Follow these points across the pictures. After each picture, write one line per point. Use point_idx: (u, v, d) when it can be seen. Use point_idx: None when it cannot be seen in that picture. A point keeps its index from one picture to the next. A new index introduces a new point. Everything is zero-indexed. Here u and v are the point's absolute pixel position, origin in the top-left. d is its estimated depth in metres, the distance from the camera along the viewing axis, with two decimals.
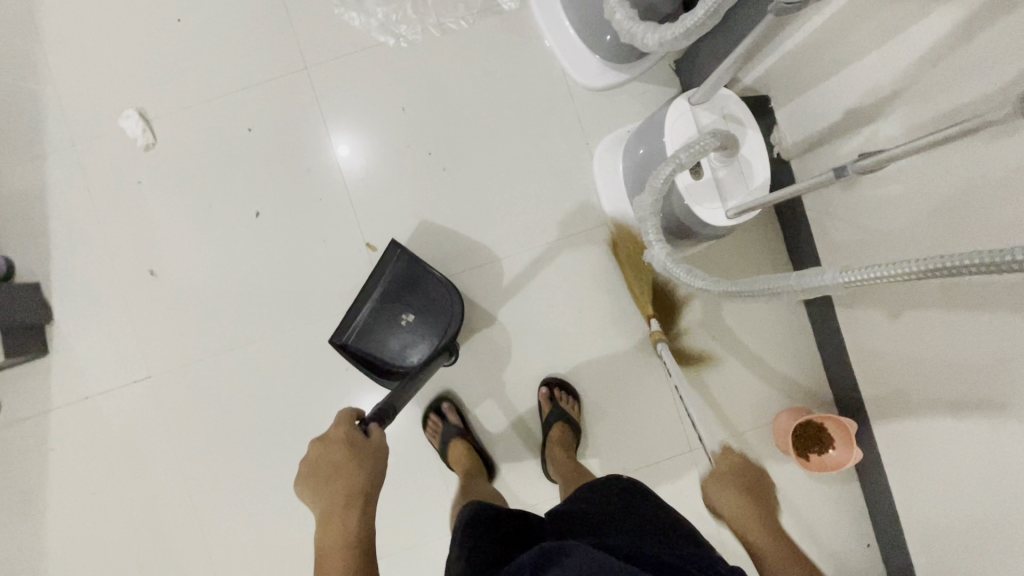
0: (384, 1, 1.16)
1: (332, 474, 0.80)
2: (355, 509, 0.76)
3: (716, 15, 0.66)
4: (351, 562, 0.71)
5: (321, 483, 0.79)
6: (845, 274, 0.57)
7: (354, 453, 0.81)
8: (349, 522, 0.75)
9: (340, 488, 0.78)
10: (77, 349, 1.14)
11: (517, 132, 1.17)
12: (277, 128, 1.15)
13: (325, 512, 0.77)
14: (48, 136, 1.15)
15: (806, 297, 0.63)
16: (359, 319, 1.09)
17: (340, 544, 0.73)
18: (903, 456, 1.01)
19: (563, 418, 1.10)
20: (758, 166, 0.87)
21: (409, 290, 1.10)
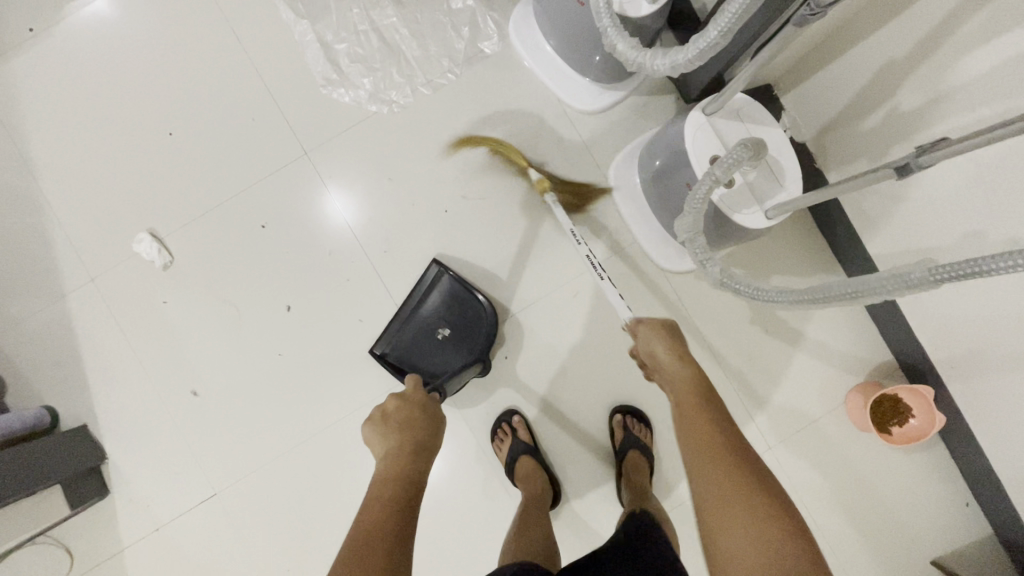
0: (369, 71, 1.15)
1: (400, 423, 0.82)
2: (417, 458, 0.77)
3: (731, 32, 0.66)
4: (405, 491, 0.71)
5: (390, 430, 0.81)
6: (933, 270, 0.54)
7: (425, 415, 0.85)
8: (410, 464, 0.76)
9: (409, 436, 0.80)
10: (137, 482, 1.12)
11: (526, 170, 1.16)
12: (291, 218, 1.14)
13: (389, 450, 0.78)
14: (66, 277, 1.14)
15: (892, 297, 0.60)
16: (399, 332, 1.10)
17: (399, 475, 0.74)
18: (987, 414, 0.98)
19: (637, 447, 1.07)
20: (787, 162, 0.87)
21: (448, 306, 1.11)
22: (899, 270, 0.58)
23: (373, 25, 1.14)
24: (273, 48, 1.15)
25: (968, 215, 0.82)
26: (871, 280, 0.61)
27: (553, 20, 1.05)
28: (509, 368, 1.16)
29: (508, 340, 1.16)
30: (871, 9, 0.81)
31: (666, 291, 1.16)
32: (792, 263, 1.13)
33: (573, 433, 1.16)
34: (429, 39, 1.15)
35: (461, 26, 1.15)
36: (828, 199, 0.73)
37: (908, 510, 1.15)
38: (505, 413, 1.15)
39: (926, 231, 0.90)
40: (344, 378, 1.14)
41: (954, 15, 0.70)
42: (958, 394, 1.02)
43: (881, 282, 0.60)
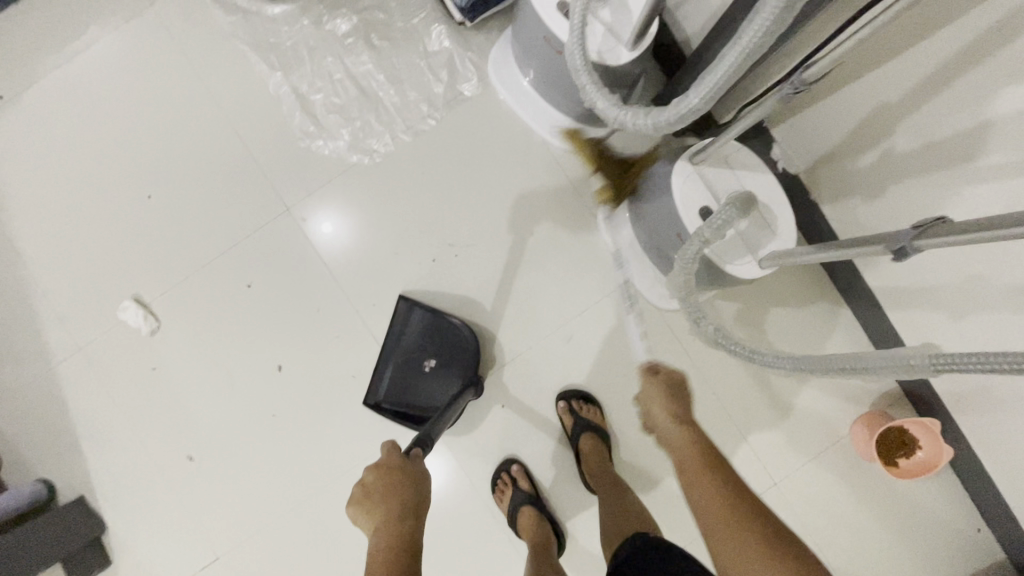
0: (347, 121, 1.12)
1: (382, 490, 0.79)
2: (407, 525, 0.75)
3: (713, 99, 0.62)
4: (398, 566, 0.69)
5: (375, 502, 0.78)
6: (934, 359, 0.52)
7: (406, 473, 0.82)
8: (400, 530, 0.74)
9: (394, 499, 0.78)
10: (138, 552, 1.11)
11: (515, 212, 1.13)
12: (276, 276, 1.12)
13: (378, 526, 0.75)
14: (54, 347, 1.12)
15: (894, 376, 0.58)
16: (387, 376, 1.11)
17: (389, 548, 0.71)
18: (997, 447, 0.97)
19: (590, 428, 1.06)
20: (780, 209, 0.84)
21: (427, 337, 1.11)
22: (900, 353, 0.55)
23: (348, 72, 1.11)
24: (247, 102, 1.12)
25: (973, 257, 0.79)
26: (872, 356, 0.59)
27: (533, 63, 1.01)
28: (506, 416, 1.13)
29: (505, 388, 1.13)
30: (863, 51, 0.77)
31: (662, 330, 1.14)
32: (790, 295, 1.11)
33: (575, 479, 1.14)
34: (407, 83, 1.12)
35: (440, 69, 1.12)
36: (827, 258, 0.70)
37: (920, 537, 1.12)
38: (505, 462, 1.12)
39: (928, 269, 0.87)
40: (342, 435, 1.12)
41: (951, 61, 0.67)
42: (966, 426, 1.00)
43: (882, 363, 0.58)
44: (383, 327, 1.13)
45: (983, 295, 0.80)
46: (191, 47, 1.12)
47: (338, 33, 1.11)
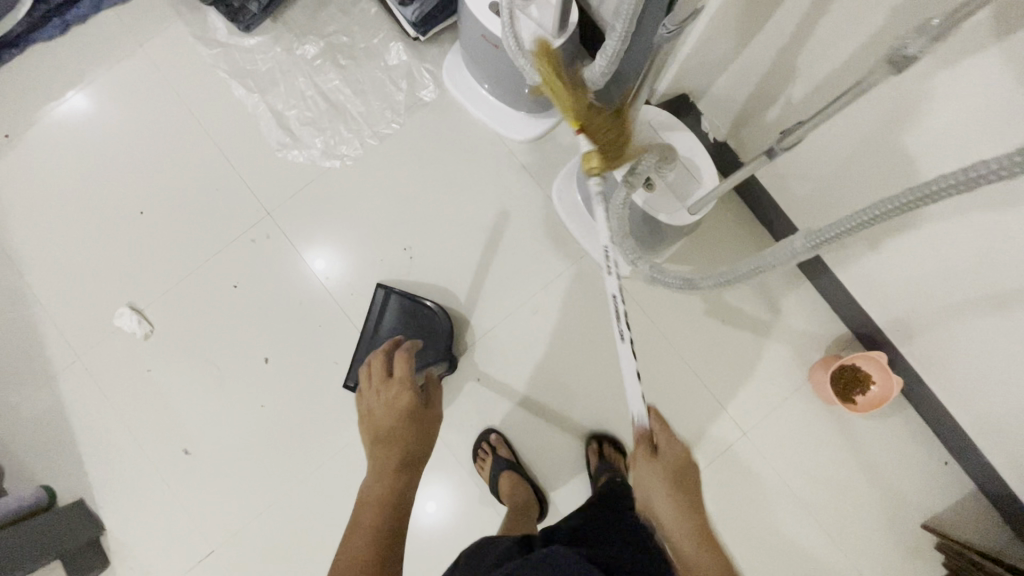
0: (319, 131, 1.24)
1: (389, 434, 0.77)
2: (405, 474, 0.74)
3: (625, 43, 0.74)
4: (385, 521, 0.68)
5: (382, 441, 0.77)
6: (811, 237, 0.62)
7: (415, 419, 0.79)
8: (395, 485, 0.72)
9: (397, 447, 0.75)
10: (138, 549, 1.14)
11: (476, 198, 1.23)
12: (259, 275, 1.21)
13: (376, 468, 0.74)
14: (54, 358, 1.20)
15: (787, 268, 0.68)
16: (364, 360, 1.16)
17: (382, 500, 0.70)
18: (939, 369, 1.03)
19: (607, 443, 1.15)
20: (702, 160, 0.94)
21: (402, 322, 1.18)
22: (784, 244, 0.65)
23: (318, 90, 1.25)
24: (229, 122, 1.24)
25: (872, 185, 0.88)
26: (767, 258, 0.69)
27: (479, 65, 1.15)
28: (482, 390, 1.19)
29: (479, 363, 1.20)
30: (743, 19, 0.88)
31: (623, 296, 1.21)
32: (734, 253, 1.19)
33: (554, 444, 1.19)
34: (371, 94, 1.25)
35: (400, 80, 1.25)
36: (741, 183, 0.78)
37: (889, 475, 1.17)
38: (483, 433, 1.17)
39: (843, 205, 0.97)
40: (327, 420, 1.18)
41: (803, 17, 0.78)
42: (910, 355, 1.07)
43: (774, 256, 0.67)
44: (362, 314, 1.20)
45: (887, 219, 0.89)
46: (177, 79, 1.26)
47: (308, 58, 1.25)
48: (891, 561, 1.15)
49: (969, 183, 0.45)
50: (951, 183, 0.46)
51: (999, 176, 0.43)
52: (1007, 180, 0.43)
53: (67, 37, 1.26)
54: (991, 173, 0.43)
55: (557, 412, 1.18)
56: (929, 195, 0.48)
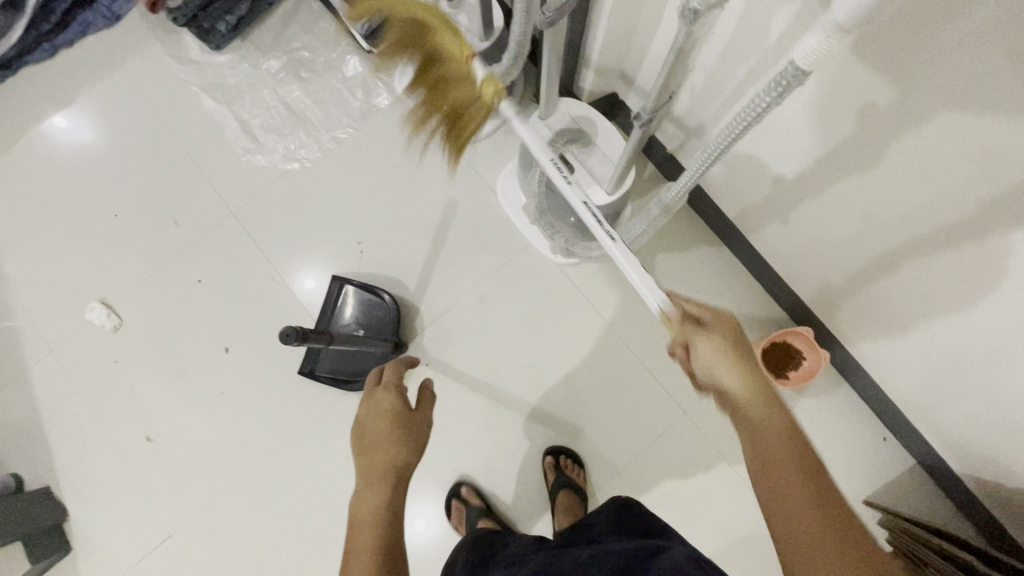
0: (281, 137, 1.34)
1: (375, 442, 0.78)
2: (395, 483, 0.73)
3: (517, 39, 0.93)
4: (383, 536, 0.69)
5: (369, 449, 0.77)
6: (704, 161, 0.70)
7: (400, 424, 0.80)
8: (386, 495, 0.72)
9: (384, 455, 0.76)
10: (101, 534, 1.19)
11: (425, 194, 1.31)
12: (222, 270, 1.28)
13: (364, 480, 0.74)
14: (26, 350, 1.26)
15: (697, 183, 0.77)
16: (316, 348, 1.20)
17: (372, 512, 0.71)
18: (861, 342, 1.07)
19: (569, 454, 1.19)
20: (617, 146, 1.02)
21: (355, 310, 1.22)
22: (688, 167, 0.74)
23: (281, 100, 1.36)
24: (198, 131, 1.35)
25: (770, 164, 0.94)
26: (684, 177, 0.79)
27: (423, 72, 1.24)
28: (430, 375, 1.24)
29: (428, 349, 1.25)
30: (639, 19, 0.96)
31: (564, 283, 1.27)
32: (668, 241, 1.26)
33: (500, 427, 1.23)
34: (330, 103, 1.35)
35: (356, 89, 1.35)
36: (636, 146, 0.87)
37: (828, 452, 1.19)
38: (454, 486, 1.20)
39: (752, 187, 1.02)
40: (283, 405, 1.23)
41: (676, 11, 0.86)
42: (835, 329, 1.11)
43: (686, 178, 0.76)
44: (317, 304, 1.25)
45: (786, 194, 0.96)
46: (153, 93, 1.37)
47: (272, 71, 1.36)
48: None
49: (780, 88, 0.50)
50: (753, 111, 0.55)
51: (791, 87, 0.49)
52: (782, 101, 0.51)
53: (56, 59, 1.38)
54: (786, 85, 0.49)
55: (504, 396, 1.23)
56: (758, 108, 0.54)
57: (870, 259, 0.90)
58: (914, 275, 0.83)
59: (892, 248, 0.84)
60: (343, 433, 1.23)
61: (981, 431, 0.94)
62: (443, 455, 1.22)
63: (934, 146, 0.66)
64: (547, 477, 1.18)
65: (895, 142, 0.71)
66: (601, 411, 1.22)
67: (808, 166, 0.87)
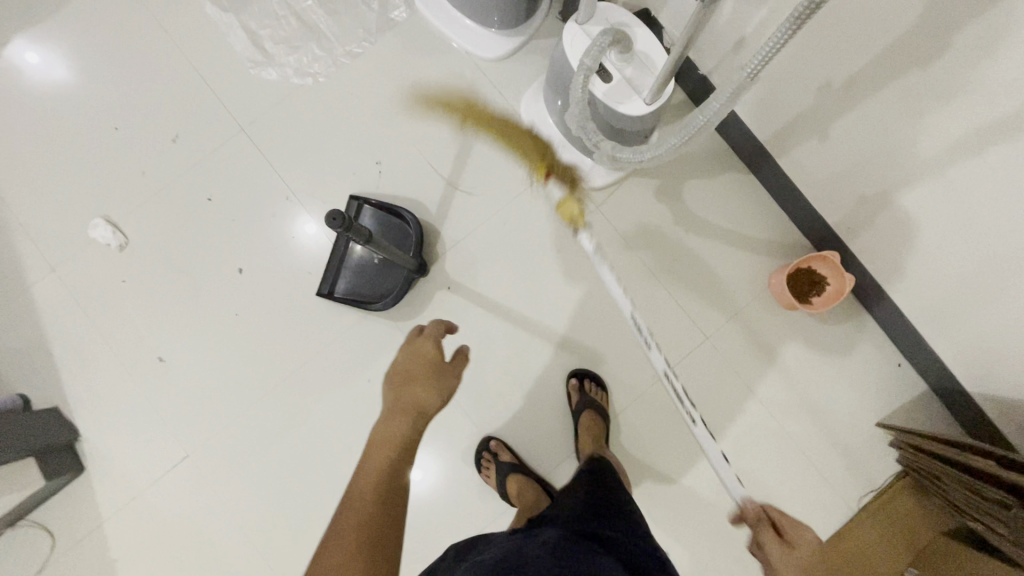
0: (293, 50, 1.26)
1: (406, 379, 0.79)
2: (417, 422, 0.76)
3: None
4: (392, 462, 0.71)
5: (398, 385, 0.79)
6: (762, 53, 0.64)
7: (430, 370, 0.80)
8: (401, 429, 0.74)
9: (413, 392, 0.77)
10: (115, 455, 1.16)
11: (445, 114, 1.26)
12: (232, 189, 1.23)
13: (388, 410, 0.77)
14: (26, 269, 1.20)
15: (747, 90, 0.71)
16: (336, 268, 1.19)
17: (390, 437, 0.73)
18: (887, 264, 1.07)
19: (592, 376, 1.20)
20: (656, 55, 0.98)
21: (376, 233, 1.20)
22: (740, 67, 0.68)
23: (292, 11, 1.28)
24: (203, 41, 1.26)
25: (817, 72, 0.92)
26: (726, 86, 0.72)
27: None
28: (454, 298, 1.22)
29: (450, 272, 1.23)
30: None
31: (589, 207, 1.25)
32: (698, 166, 1.24)
33: (522, 351, 1.22)
34: (344, 15, 1.27)
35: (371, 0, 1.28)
36: (675, 65, 0.85)
37: (845, 377, 1.21)
38: (482, 442, 1.19)
39: (792, 98, 1.00)
40: (300, 326, 1.21)
41: None
42: (862, 253, 1.11)
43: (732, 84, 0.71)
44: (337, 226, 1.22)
45: (829, 106, 0.94)
46: None
47: None
48: (846, 460, 1.20)
49: None
50: None
51: None
52: None
53: None
54: None
55: (527, 322, 1.22)
56: None
57: (913, 170, 0.89)
58: (958, 183, 0.83)
59: (939, 154, 0.83)
60: (365, 355, 1.21)
61: (1002, 347, 0.96)
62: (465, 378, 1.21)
63: (1010, 29, 0.65)
64: (572, 399, 1.18)
65: (962, 29, 0.69)
66: (622, 336, 1.23)
67: (860, 68, 0.85)
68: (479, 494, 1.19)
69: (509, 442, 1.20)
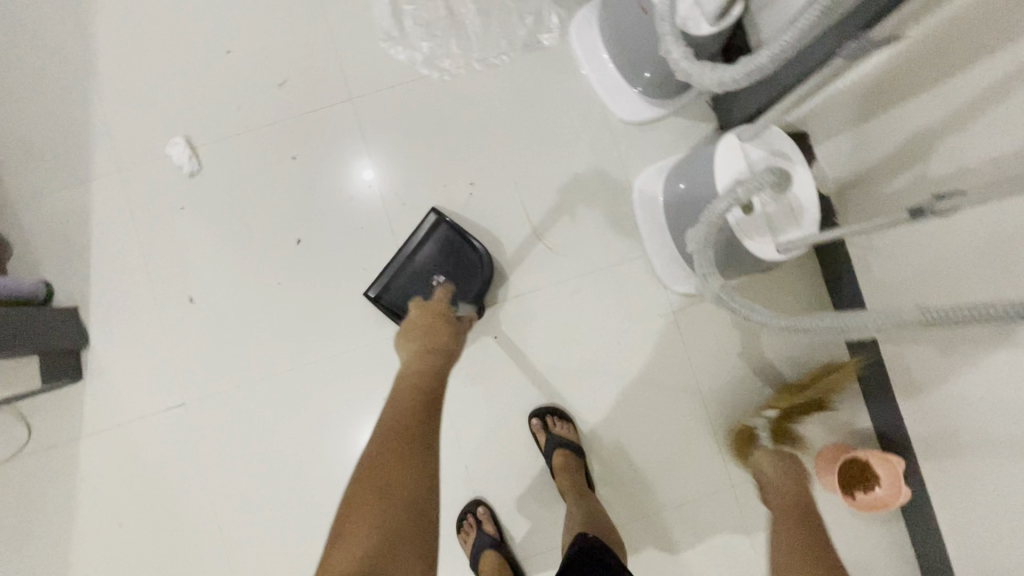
0: (430, 37, 1.19)
1: (420, 336, 0.87)
2: (440, 362, 0.85)
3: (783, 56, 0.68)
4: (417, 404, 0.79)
5: (414, 339, 0.87)
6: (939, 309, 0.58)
7: (444, 322, 0.89)
8: (432, 366, 0.84)
9: (434, 340, 0.86)
10: (114, 375, 1.13)
11: (555, 160, 1.17)
12: (319, 156, 1.17)
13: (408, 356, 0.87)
14: (93, 160, 1.16)
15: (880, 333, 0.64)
16: (393, 275, 1.11)
17: (414, 379, 0.83)
18: (951, 501, 0.98)
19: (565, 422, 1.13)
20: (810, 203, 0.87)
21: (445, 254, 1.12)
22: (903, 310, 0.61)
23: None
24: None
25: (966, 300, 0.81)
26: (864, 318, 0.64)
27: (612, 29, 1.09)
28: (494, 349, 1.16)
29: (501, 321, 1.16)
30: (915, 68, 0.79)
31: (663, 309, 1.16)
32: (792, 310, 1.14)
33: None
34: (494, 20, 1.19)
35: (526, 15, 1.19)
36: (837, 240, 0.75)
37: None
38: (470, 503, 1.13)
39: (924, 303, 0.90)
40: (334, 318, 1.15)
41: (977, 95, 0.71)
42: (928, 474, 1.02)
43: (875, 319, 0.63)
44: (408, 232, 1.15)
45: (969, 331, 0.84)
46: None
47: None
48: None
49: None
50: None
51: None
52: None
53: None
54: None
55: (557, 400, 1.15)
56: None
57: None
58: None
59: None
60: (387, 371, 1.15)
61: None
62: (476, 432, 1.15)
63: None
64: (537, 441, 1.12)
65: None
66: (645, 451, 1.16)
67: None
68: (446, 551, 1.14)
69: (497, 512, 1.14)
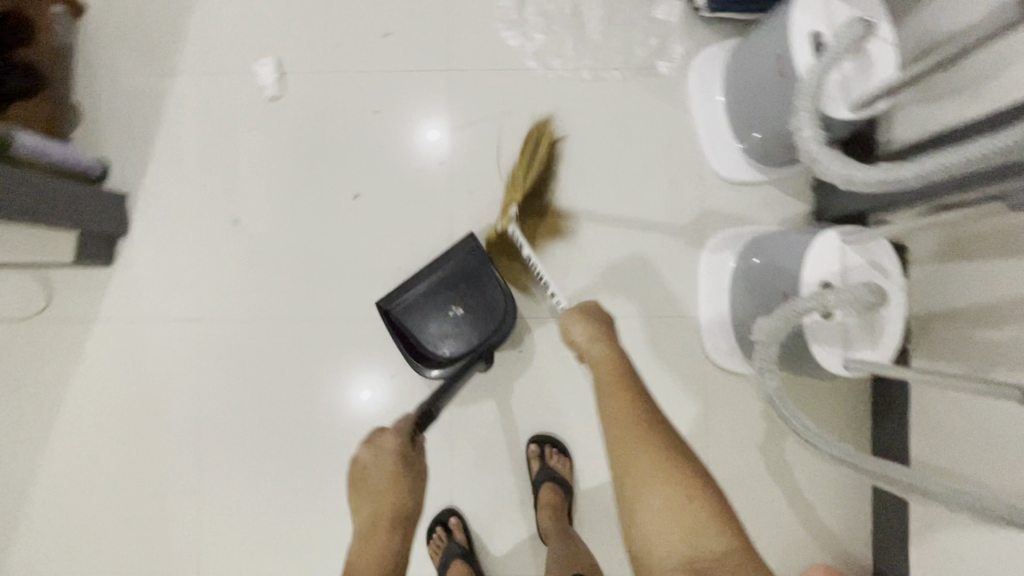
0: (547, 31, 1.13)
1: (376, 493, 0.87)
2: (400, 496, 0.87)
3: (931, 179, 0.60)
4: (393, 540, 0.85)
5: (369, 500, 0.88)
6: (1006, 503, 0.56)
7: (399, 468, 0.88)
8: (399, 508, 0.87)
9: (387, 511, 0.87)
10: (142, 271, 1.12)
11: (635, 193, 1.12)
12: (401, 118, 1.13)
13: (367, 506, 0.88)
14: (183, 57, 1.14)
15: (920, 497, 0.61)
16: (410, 292, 1.01)
17: (375, 529, 0.86)
18: None
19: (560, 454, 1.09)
20: (892, 328, 0.81)
21: (472, 287, 1.01)
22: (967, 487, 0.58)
23: None
24: None
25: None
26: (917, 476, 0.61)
27: (736, 77, 1.02)
28: (514, 362, 1.12)
29: (529, 336, 1.12)
30: None
31: (697, 376, 1.10)
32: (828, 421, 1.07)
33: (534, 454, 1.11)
34: (617, 32, 1.13)
35: (651, 37, 1.13)
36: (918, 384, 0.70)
37: None
38: (444, 510, 1.09)
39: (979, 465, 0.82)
40: (367, 283, 1.12)
41: None
42: None
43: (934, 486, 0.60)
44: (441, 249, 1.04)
45: None
46: None
47: None
48: None
49: None
50: None
51: None
52: None
53: None
54: None
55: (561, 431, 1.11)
56: None
57: None
58: None
59: None
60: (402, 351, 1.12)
61: None
62: (470, 438, 1.11)
63: None
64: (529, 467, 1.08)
65: None
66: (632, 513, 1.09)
67: None
68: None
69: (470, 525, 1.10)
